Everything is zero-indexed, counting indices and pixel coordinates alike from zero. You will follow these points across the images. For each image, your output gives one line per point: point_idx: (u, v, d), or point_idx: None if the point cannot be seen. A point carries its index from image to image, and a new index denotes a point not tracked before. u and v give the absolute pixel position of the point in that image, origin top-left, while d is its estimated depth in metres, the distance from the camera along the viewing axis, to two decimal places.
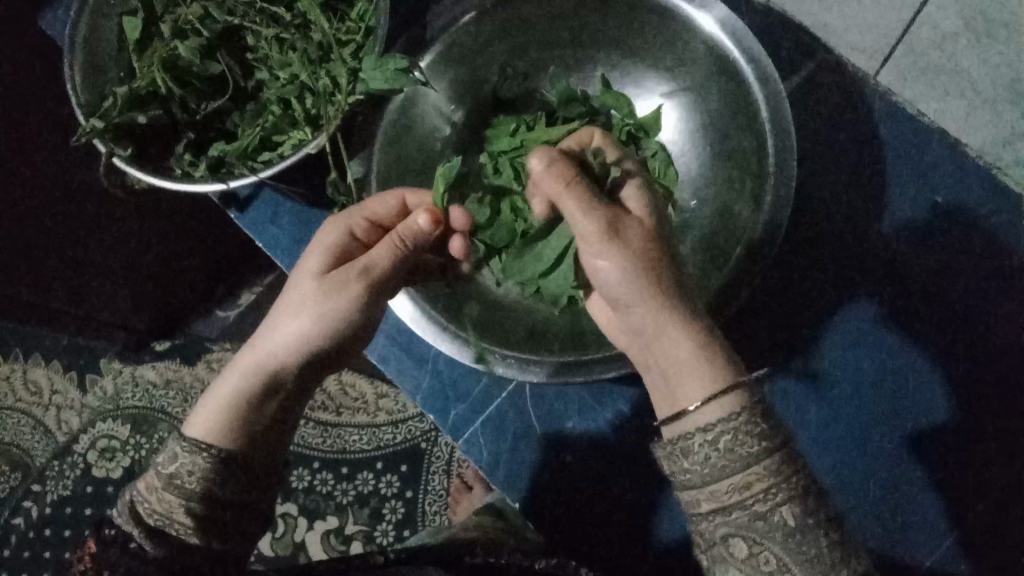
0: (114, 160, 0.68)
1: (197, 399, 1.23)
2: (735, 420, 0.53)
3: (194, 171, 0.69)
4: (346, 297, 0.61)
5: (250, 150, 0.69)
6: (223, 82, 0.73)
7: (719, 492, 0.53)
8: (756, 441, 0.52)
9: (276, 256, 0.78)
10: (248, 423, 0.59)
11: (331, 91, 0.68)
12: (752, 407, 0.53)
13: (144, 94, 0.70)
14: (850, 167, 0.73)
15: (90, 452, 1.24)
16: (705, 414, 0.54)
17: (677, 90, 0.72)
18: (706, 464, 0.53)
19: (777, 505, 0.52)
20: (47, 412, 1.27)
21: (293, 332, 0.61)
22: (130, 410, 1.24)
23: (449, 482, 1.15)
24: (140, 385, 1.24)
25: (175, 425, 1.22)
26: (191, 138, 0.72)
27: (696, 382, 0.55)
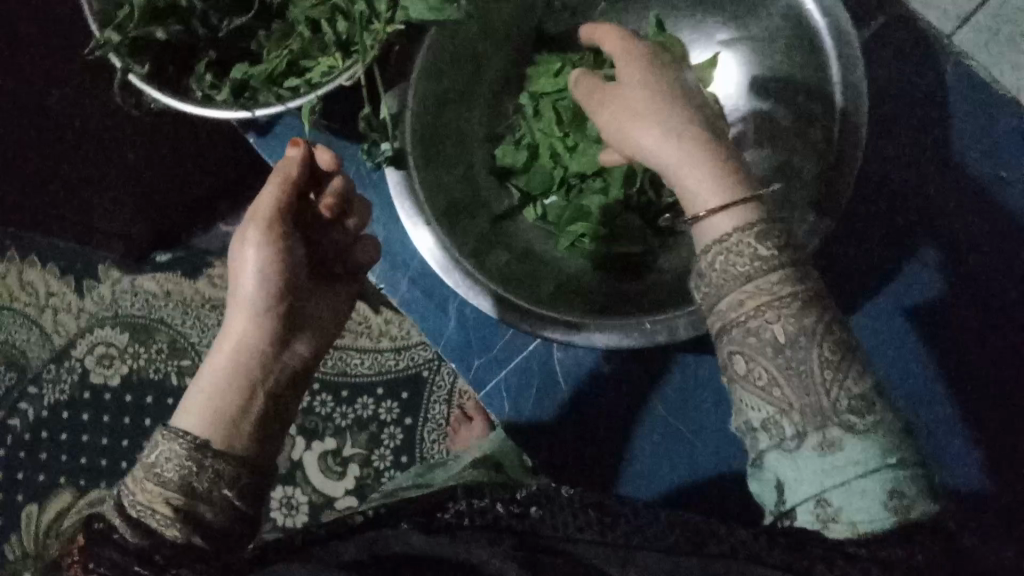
0: (130, 77, 0.63)
1: (197, 311, 1.21)
2: (738, 233, 0.49)
3: (216, 94, 0.65)
4: (255, 246, 0.58)
5: (277, 75, 0.65)
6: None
7: (725, 314, 0.49)
8: (756, 247, 0.48)
9: None
10: (228, 402, 0.57)
11: (368, 18, 0.62)
12: (749, 226, 0.49)
13: (162, 7, 0.64)
14: (906, 131, 0.70)
15: (88, 357, 1.22)
16: (715, 221, 0.50)
17: (736, 40, 0.68)
18: (722, 279, 0.49)
19: (770, 318, 0.48)
20: (44, 314, 1.24)
21: (246, 304, 0.59)
22: (129, 317, 1.23)
23: (449, 412, 1.13)
24: (140, 295, 1.23)
25: (174, 336, 1.21)
26: (213, 58, 0.66)
27: (710, 181, 0.50)
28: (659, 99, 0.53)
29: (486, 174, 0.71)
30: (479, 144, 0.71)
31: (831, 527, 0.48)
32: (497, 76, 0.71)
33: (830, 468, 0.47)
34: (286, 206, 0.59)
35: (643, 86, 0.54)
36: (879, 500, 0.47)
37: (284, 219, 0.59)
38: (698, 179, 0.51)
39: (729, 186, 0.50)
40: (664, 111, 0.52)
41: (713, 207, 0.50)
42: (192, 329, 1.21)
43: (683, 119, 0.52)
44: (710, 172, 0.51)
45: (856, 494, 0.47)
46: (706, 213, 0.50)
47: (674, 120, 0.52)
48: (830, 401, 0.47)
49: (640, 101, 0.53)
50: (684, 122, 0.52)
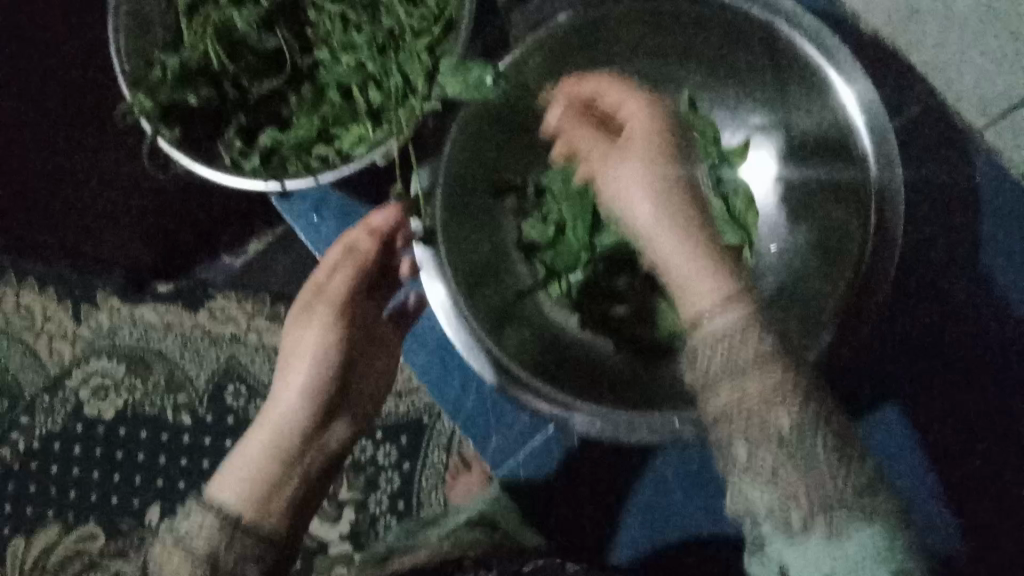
0: (158, 140, 0.62)
1: (197, 345, 1.20)
2: (739, 322, 0.46)
3: (245, 161, 0.64)
4: (322, 329, 0.68)
5: (307, 143, 0.64)
6: (278, 59, 0.67)
7: (724, 395, 0.47)
8: (747, 318, 0.46)
9: (316, 249, 0.74)
10: (264, 484, 0.64)
11: (404, 91, 0.63)
12: (754, 317, 0.46)
13: (194, 68, 0.64)
14: (937, 220, 0.69)
15: (82, 389, 1.21)
16: (701, 287, 0.47)
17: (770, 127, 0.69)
18: (731, 401, 0.46)
19: (776, 412, 0.46)
20: (39, 338, 1.22)
21: (300, 383, 0.67)
22: (126, 348, 1.21)
23: (448, 459, 1.09)
24: (139, 325, 1.21)
25: (172, 369, 1.20)
26: (242, 123, 0.66)
27: (709, 274, 0.48)
28: (657, 139, 0.51)
29: (512, 248, 0.70)
30: (505, 214, 0.70)
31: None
32: (528, 146, 0.69)
33: (837, 557, 0.45)
34: (354, 288, 0.69)
35: (636, 133, 0.52)
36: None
37: (351, 295, 0.69)
38: (693, 281, 0.48)
39: (728, 281, 0.48)
40: (666, 167, 0.50)
41: (710, 299, 0.47)
42: (190, 363, 1.20)
43: (676, 189, 0.49)
44: (709, 270, 0.48)
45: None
46: (706, 307, 0.47)
47: (674, 206, 0.49)
48: (812, 494, 0.45)
49: (634, 138, 0.52)
50: (681, 206, 0.49)
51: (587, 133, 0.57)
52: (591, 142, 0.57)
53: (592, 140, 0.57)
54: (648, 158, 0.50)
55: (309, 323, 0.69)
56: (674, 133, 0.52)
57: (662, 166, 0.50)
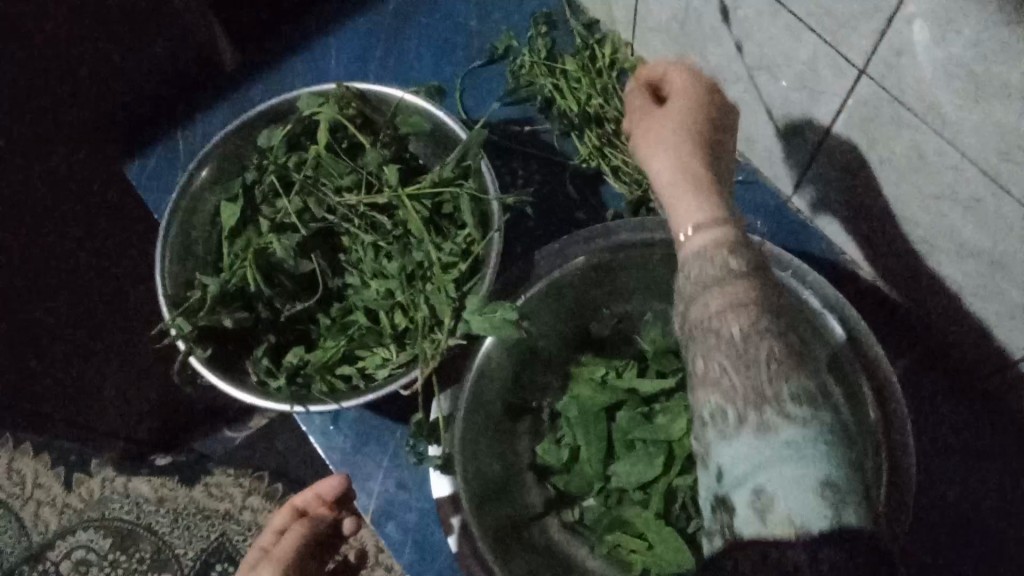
0: (190, 358, 0.64)
1: (187, 521, 1.19)
2: (708, 250, 0.51)
3: (270, 380, 0.66)
4: None
5: (332, 363, 0.67)
6: (312, 282, 0.72)
7: (704, 308, 0.50)
8: (731, 261, 0.50)
9: (331, 461, 0.75)
10: None
11: (429, 322, 0.66)
12: (725, 243, 0.51)
13: (232, 291, 0.68)
14: (947, 454, 0.71)
15: (65, 562, 1.20)
16: (697, 234, 0.52)
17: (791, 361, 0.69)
18: (715, 327, 0.49)
19: (728, 316, 0.48)
20: (26, 504, 1.22)
21: None
22: (114, 521, 1.20)
23: None
24: (132, 498, 1.20)
25: (159, 546, 1.19)
26: (272, 343, 0.69)
27: (704, 201, 0.53)
28: (683, 130, 0.56)
29: (526, 469, 0.72)
30: (521, 437, 0.72)
31: (744, 499, 0.45)
32: (544, 368, 0.73)
33: (772, 450, 0.45)
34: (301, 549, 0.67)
35: (673, 120, 0.56)
36: (814, 475, 0.43)
37: (293, 566, 0.65)
38: (681, 209, 0.54)
39: (715, 214, 0.53)
40: (686, 154, 0.55)
41: (694, 225, 0.53)
42: (179, 539, 1.19)
43: (691, 150, 0.55)
44: (714, 197, 0.53)
45: (771, 473, 0.44)
46: (695, 227, 0.53)
47: (694, 155, 0.55)
48: (764, 376, 0.46)
49: (675, 106, 0.58)
50: (693, 169, 0.55)
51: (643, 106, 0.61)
52: (638, 112, 0.60)
53: (637, 119, 0.60)
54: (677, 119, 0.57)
55: None
56: (706, 126, 0.57)
57: (683, 135, 0.56)
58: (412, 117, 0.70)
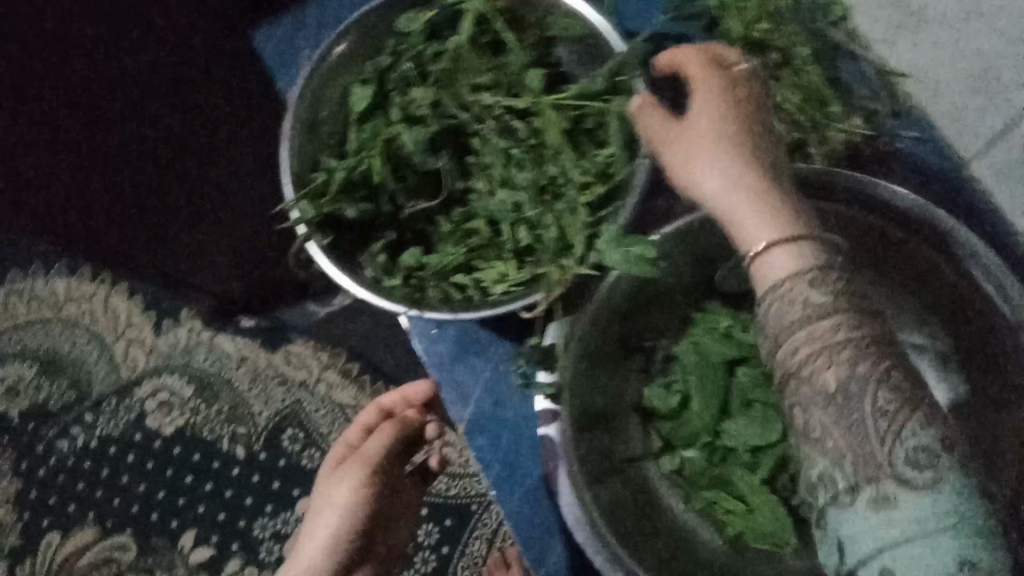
0: (307, 243, 0.63)
1: (266, 383, 1.22)
2: (809, 269, 0.49)
3: (385, 278, 0.64)
4: (354, 479, 0.73)
5: (450, 270, 0.65)
6: (435, 182, 0.69)
7: (812, 367, 0.48)
8: (809, 295, 0.48)
9: (429, 367, 0.75)
10: None
11: (558, 245, 0.64)
12: (821, 266, 0.50)
13: (358, 181, 0.66)
14: None
15: (150, 400, 1.23)
16: (775, 255, 0.51)
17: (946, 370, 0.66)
18: (802, 337, 0.48)
19: (823, 369, 0.47)
20: (118, 341, 1.23)
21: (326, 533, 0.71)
22: (197, 370, 1.23)
23: (487, 551, 1.24)
24: (215, 352, 1.22)
25: (238, 401, 1.22)
26: (390, 240, 0.67)
27: (773, 221, 0.52)
28: (746, 134, 0.54)
29: (630, 409, 0.70)
30: (631, 375, 0.69)
31: (862, 507, 0.46)
32: (666, 308, 0.69)
33: (895, 524, 0.45)
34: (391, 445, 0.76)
35: (703, 117, 0.55)
36: (955, 558, 0.44)
37: (381, 466, 0.75)
38: (755, 223, 0.52)
39: (786, 226, 0.52)
40: (728, 150, 0.54)
41: (772, 241, 0.51)
42: (256, 399, 1.22)
43: (739, 153, 0.54)
44: (779, 216, 0.52)
45: (913, 544, 0.45)
46: (773, 242, 0.51)
47: (764, 221, 0.52)
48: (878, 450, 0.46)
49: (711, 121, 0.55)
50: (749, 206, 0.53)
51: (674, 126, 0.57)
52: (686, 158, 0.56)
53: (666, 124, 0.57)
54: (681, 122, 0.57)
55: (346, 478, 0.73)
56: (746, 110, 0.56)
57: (732, 142, 0.54)
58: (565, 20, 0.64)
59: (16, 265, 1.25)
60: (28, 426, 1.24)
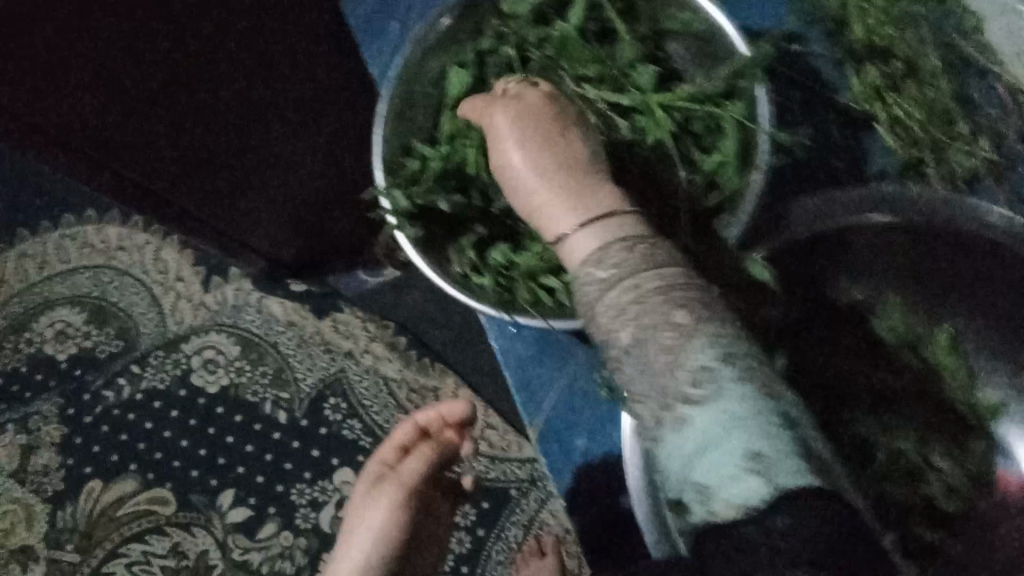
0: (397, 234, 0.61)
1: (311, 348, 1.31)
2: (610, 248, 0.54)
3: (473, 275, 0.63)
4: (394, 497, 0.83)
5: (538, 272, 0.62)
6: None
7: (661, 373, 0.52)
8: (599, 275, 0.54)
9: (505, 363, 0.75)
10: None
11: None
12: (608, 243, 0.55)
13: (451, 171, 0.64)
14: None
15: (195, 357, 1.33)
16: (566, 218, 0.56)
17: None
18: (610, 304, 0.53)
19: (651, 349, 0.52)
20: (167, 293, 1.36)
21: (366, 539, 0.84)
22: (244, 331, 1.33)
23: (523, 537, 1.23)
24: (263, 314, 1.33)
25: (281, 364, 1.31)
26: (479, 234, 0.65)
27: (563, 207, 0.57)
28: (532, 137, 0.59)
29: None
30: None
31: (671, 433, 0.51)
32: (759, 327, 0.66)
33: (693, 433, 0.50)
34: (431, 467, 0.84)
35: (518, 141, 0.58)
36: (743, 448, 0.49)
37: (416, 487, 0.84)
38: (551, 209, 0.57)
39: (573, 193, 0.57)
40: (538, 158, 0.58)
41: (572, 227, 0.56)
42: (300, 363, 1.31)
43: (531, 159, 0.58)
44: (606, 222, 0.56)
45: (710, 455, 0.50)
46: (570, 229, 0.56)
47: (563, 202, 0.57)
48: (673, 382, 0.51)
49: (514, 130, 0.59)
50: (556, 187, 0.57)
51: (494, 145, 0.60)
52: (521, 181, 0.59)
53: (502, 146, 0.59)
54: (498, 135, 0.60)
55: (387, 494, 0.84)
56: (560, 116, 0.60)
57: (544, 148, 0.58)
58: (685, 14, 0.60)
59: (69, 211, 1.41)
60: (75, 372, 1.34)
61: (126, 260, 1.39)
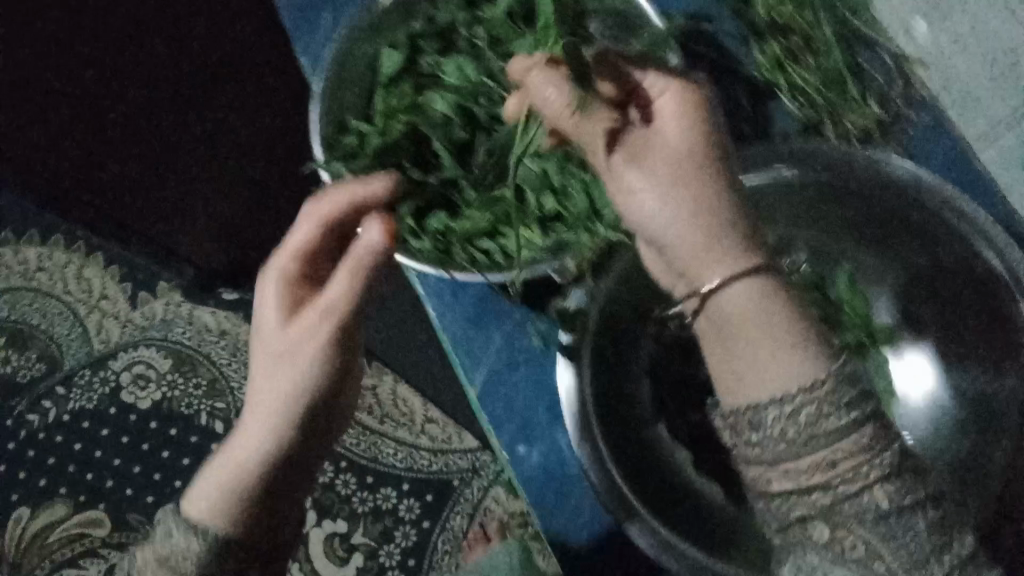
0: (336, 202, 0.63)
1: (246, 357, 1.27)
2: (820, 389, 0.52)
3: (412, 238, 0.65)
4: (320, 334, 0.61)
5: (474, 234, 0.66)
6: (461, 149, 0.69)
7: (808, 466, 0.51)
8: (781, 407, 0.52)
9: (444, 332, 0.76)
10: (246, 513, 0.60)
11: (590, 210, 0.65)
12: (820, 382, 0.52)
13: (387, 144, 0.66)
14: None
15: (125, 373, 1.27)
16: (736, 294, 0.54)
17: (929, 348, 0.69)
18: (786, 437, 0.52)
19: (869, 484, 0.51)
20: (91, 314, 1.30)
21: (288, 373, 0.61)
22: (174, 344, 1.28)
23: (467, 525, 1.23)
24: (194, 326, 1.27)
25: (216, 375, 1.26)
26: (416, 200, 0.66)
27: (747, 296, 0.54)
28: (692, 179, 0.55)
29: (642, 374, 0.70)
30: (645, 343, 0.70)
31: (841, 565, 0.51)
32: None
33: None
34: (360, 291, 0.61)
35: (670, 166, 0.55)
36: None
37: (354, 314, 0.62)
38: (719, 269, 0.55)
39: (745, 260, 0.55)
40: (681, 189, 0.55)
41: (739, 298, 0.54)
42: (235, 372, 1.26)
43: (694, 194, 0.54)
44: (785, 350, 0.53)
45: None
46: (717, 285, 0.54)
47: (729, 277, 0.54)
48: (856, 529, 0.51)
49: (673, 156, 0.55)
50: (697, 231, 0.55)
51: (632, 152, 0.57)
52: (647, 190, 0.56)
53: (649, 172, 0.56)
54: (613, 131, 0.57)
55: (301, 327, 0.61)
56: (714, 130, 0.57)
57: (681, 169, 0.55)
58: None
59: None
60: None
61: (45, 280, 1.31)
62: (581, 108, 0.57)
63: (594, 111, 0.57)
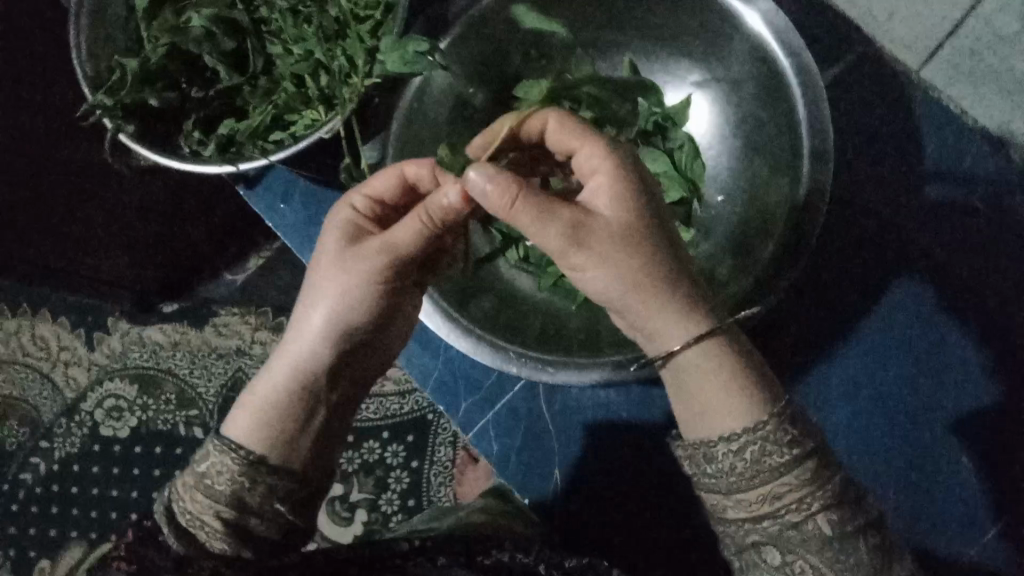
0: (120, 135, 0.66)
1: (204, 362, 1.18)
2: (764, 428, 0.49)
3: (202, 150, 0.67)
4: (373, 269, 0.58)
5: (261, 130, 0.67)
6: (239, 57, 0.70)
7: (748, 501, 0.50)
8: (731, 446, 0.50)
9: (285, 237, 0.77)
10: (281, 433, 0.57)
11: (347, 72, 0.66)
12: (765, 421, 0.50)
13: (153, 68, 0.67)
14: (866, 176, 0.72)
15: (98, 411, 1.19)
16: (698, 352, 0.52)
17: (708, 81, 0.70)
18: (734, 467, 0.50)
19: (811, 513, 0.49)
20: (55, 367, 1.22)
21: (339, 308, 0.58)
22: (136, 368, 1.20)
23: (454, 455, 1.10)
24: (147, 346, 1.20)
25: (181, 387, 1.18)
26: (200, 115, 0.69)
27: (718, 353, 0.52)
28: (638, 261, 0.51)
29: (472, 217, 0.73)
30: None
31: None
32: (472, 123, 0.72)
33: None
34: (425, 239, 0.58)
35: (616, 256, 0.51)
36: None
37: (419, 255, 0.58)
38: (665, 321, 0.52)
39: (698, 321, 0.52)
40: (619, 264, 0.51)
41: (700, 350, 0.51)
42: (200, 379, 1.18)
43: (632, 259, 0.51)
44: (755, 397, 0.51)
45: None
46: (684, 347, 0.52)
47: (678, 325, 0.52)
48: (794, 533, 0.49)
49: (616, 236, 0.51)
50: (648, 275, 0.51)
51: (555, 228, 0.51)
52: (579, 262, 0.52)
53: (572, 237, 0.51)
54: (544, 208, 0.51)
55: (360, 264, 0.58)
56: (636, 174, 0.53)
57: (625, 250, 0.51)
58: None
59: None
60: None
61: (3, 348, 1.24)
62: (523, 205, 0.51)
63: (537, 211, 0.51)
